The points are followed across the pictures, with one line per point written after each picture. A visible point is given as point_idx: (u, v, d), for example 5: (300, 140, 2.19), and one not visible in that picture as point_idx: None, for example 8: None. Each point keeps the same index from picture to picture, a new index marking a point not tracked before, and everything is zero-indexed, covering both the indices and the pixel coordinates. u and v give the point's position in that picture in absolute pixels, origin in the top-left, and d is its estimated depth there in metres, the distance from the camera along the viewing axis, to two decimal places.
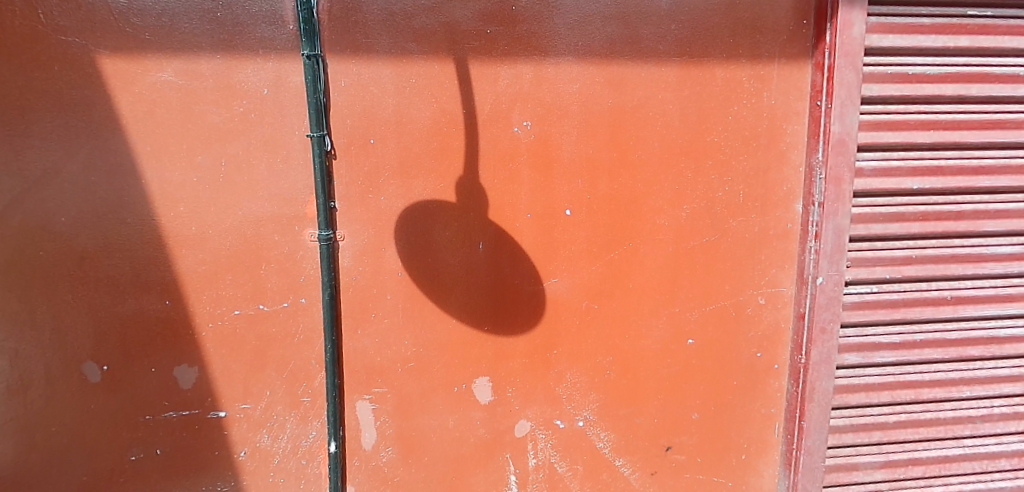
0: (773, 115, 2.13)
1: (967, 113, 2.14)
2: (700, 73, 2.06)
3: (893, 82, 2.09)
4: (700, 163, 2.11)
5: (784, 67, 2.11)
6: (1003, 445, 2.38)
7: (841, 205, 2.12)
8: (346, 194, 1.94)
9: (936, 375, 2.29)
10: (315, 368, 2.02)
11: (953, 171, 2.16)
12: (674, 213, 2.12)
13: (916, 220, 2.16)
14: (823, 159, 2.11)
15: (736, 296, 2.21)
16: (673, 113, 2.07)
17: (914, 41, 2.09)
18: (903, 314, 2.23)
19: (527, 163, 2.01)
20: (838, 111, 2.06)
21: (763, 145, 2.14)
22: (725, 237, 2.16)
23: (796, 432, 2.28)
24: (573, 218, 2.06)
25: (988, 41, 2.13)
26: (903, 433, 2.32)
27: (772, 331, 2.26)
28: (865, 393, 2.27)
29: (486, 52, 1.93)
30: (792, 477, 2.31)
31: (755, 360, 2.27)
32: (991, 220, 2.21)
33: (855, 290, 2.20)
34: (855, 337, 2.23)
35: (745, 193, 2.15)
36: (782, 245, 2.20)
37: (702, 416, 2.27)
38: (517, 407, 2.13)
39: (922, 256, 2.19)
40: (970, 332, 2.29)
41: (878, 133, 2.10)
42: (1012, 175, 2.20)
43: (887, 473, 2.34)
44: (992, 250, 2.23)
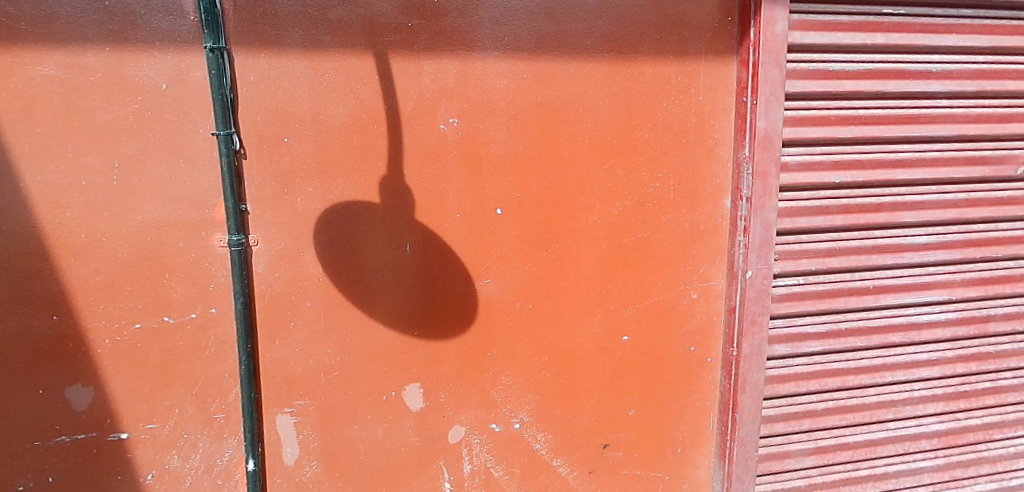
0: (701, 111, 2.14)
1: (884, 108, 2.22)
2: (627, 68, 2.05)
3: (815, 78, 2.14)
4: (632, 159, 2.10)
5: (711, 64, 2.13)
6: (924, 427, 2.51)
7: (768, 199, 2.15)
8: (258, 196, 1.84)
9: (861, 362, 2.38)
10: (229, 383, 1.90)
11: (873, 165, 2.23)
12: (606, 210, 2.10)
13: (839, 212, 2.23)
14: (749, 154, 2.14)
15: (669, 292, 2.22)
16: (603, 109, 2.05)
17: (834, 38, 2.14)
18: (829, 304, 2.30)
19: (456, 161, 1.95)
20: (762, 107, 2.10)
21: (692, 142, 2.15)
22: (658, 233, 2.17)
23: (729, 423, 2.32)
24: (505, 217, 2.01)
25: (902, 39, 2.20)
26: (832, 419, 2.40)
27: (705, 325, 2.28)
28: (794, 382, 2.34)
29: (407, 46, 1.86)
30: (727, 468, 2.35)
31: (689, 355, 2.29)
32: (909, 212, 2.31)
33: (783, 282, 2.25)
34: (784, 328, 2.28)
35: (676, 189, 2.16)
36: (712, 240, 2.23)
37: (638, 413, 2.27)
38: (450, 413, 2.07)
39: (845, 248, 2.26)
40: (892, 320, 2.38)
41: (802, 129, 2.15)
42: (927, 168, 2.29)
43: (817, 459, 2.42)
44: (910, 240, 2.32)
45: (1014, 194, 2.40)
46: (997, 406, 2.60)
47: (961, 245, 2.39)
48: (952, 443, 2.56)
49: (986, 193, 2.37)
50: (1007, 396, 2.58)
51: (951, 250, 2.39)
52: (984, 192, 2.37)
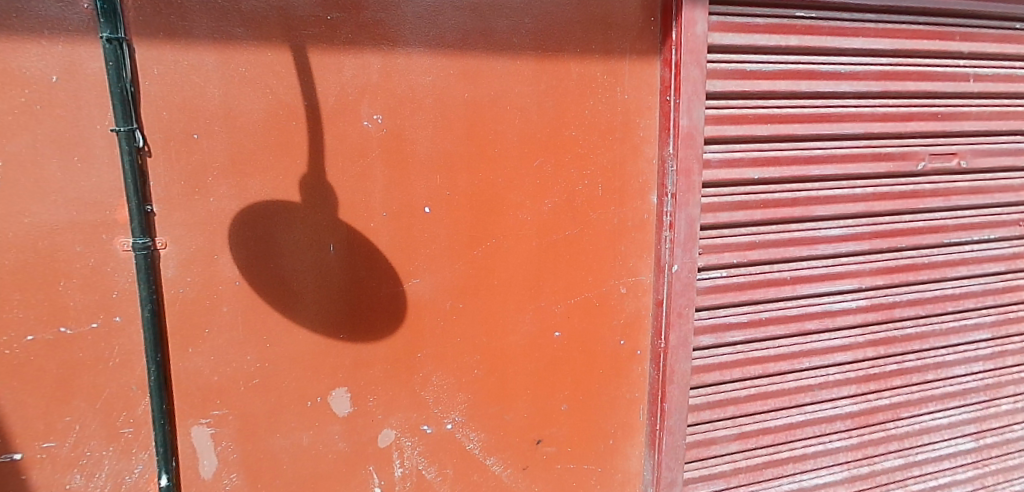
0: (627, 109, 2.18)
1: (798, 107, 2.32)
2: (554, 67, 2.06)
3: (733, 78, 2.22)
4: (560, 156, 2.11)
5: (635, 63, 2.16)
6: (838, 408, 2.66)
7: (692, 196, 2.21)
8: (165, 196, 1.74)
9: (781, 350, 2.50)
10: (137, 395, 1.80)
11: (789, 161, 2.34)
12: (536, 208, 2.11)
13: (758, 207, 2.33)
14: (673, 151, 2.19)
15: (599, 287, 2.25)
16: (531, 107, 2.05)
17: (750, 39, 2.22)
18: (749, 295, 2.40)
19: (382, 159, 1.90)
20: (685, 106, 2.15)
21: (618, 139, 2.19)
22: (587, 229, 2.19)
23: (658, 414, 2.38)
24: (433, 216, 1.98)
25: (813, 41, 2.31)
26: (754, 405, 2.51)
27: (634, 318, 2.33)
28: (719, 371, 2.43)
29: (326, 40, 1.80)
30: (657, 457, 2.41)
31: (618, 348, 2.33)
32: (822, 206, 2.43)
33: (707, 275, 2.33)
34: (709, 319, 2.36)
35: (604, 186, 2.19)
36: (640, 236, 2.27)
37: (571, 407, 2.29)
38: (380, 417, 2.03)
39: (764, 241, 2.36)
40: (808, 308, 2.51)
41: (722, 127, 2.22)
42: (838, 164, 2.42)
43: (741, 443, 2.53)
44: (823, 233, 2.45)
45: (915, 188, 2.57)
46: (903, 387, 2.78)
47: (869, 236, 2.54)
48: (864, 423, 2.73)
49: (890, 187, 2.53)
50: (912, 376, 2.77)
51: (861, 241, 2.53)
52: (889, 187, 2.53)
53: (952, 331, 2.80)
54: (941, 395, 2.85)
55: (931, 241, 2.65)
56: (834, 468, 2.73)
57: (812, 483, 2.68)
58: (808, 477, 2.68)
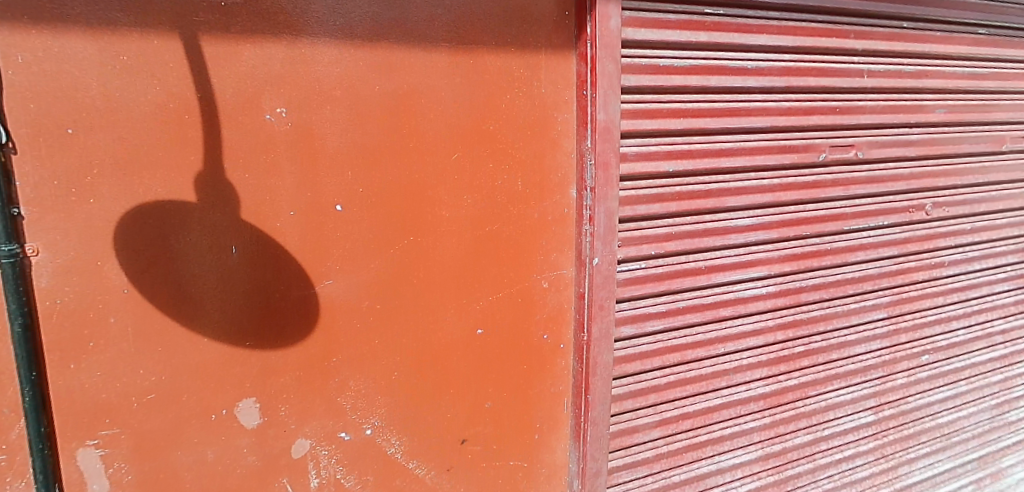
0: (544, 104, 2.17)
1: (709, 102, 2.39)
2: (469, 59, 2.01)
3: (647, 73, 2.26)
4: (479, 151, 2.08)
5: (551, 57, 2.15)
6: (752, 390, 2.79)
7: (610, 189, 2.23)
8: (35, 198, 1.59)
9: (698, 337, 2.58)
10: (10, 418, 1.64)
11: (702, 154, 2.40)
12: (455, 204, 2.06)
13: (673, 199, 2.39)
14: (591, 145, 2.20)
15: (521, 283, 2.24)
16: (447, 101, 2.00)
17: (662, 35, 2.26)
18: (667, 285, 2.47)
19: (288, 155, 1.80)
20: (601, 100, 2.17)
21: (536, 134, 2.17)
22: (508, 225, 2.17)
23: (583, 406, 2.39)
24: (346, 214, 1.90)
25: (722, 37, 2.37)
26: (674, 392, 2.59)
27: (556, 312, 2.34)
28: (640, 361, 2.48)
29: (221, 28, 1.68)
30: (582, 448, 2.43)
31: (542, 343, 2.33)
32: (733, 197, 2.52)
33: (627, 267, 2.37)
34: (629, 310, 2.41)
35: (524, 180, 2.18)
36: (560, 230, 2.28)
37: (495, 404, 2.27)
38: (293, 426, 1.94)
39: (680, 232, 2.43)
40: (722, 296, 2.60)
41: (638, 121, 2.27)
42: (746, 157, 2.51)
43: (662, 430, 2.60)
44: (734, 223, 2.55)
45: (817, 178, 2.71)
46: (811, 367, 2.94)
47: (777, 225, 2.66)
48: (775, 403, 2.87)
49: (795, 178, 2.65)
50: (818, 357, 2.94)
51: (769, 230, 2.65)
52: (794, 178, 2.65)
53: (853, 312, 2.98)
54: (845, 373, 3.03)
55: (833, 228, 2.81)
56: (749, 447, 2.86)
57: (729, 463, 2.81)
58: (725, 457, 2.80)
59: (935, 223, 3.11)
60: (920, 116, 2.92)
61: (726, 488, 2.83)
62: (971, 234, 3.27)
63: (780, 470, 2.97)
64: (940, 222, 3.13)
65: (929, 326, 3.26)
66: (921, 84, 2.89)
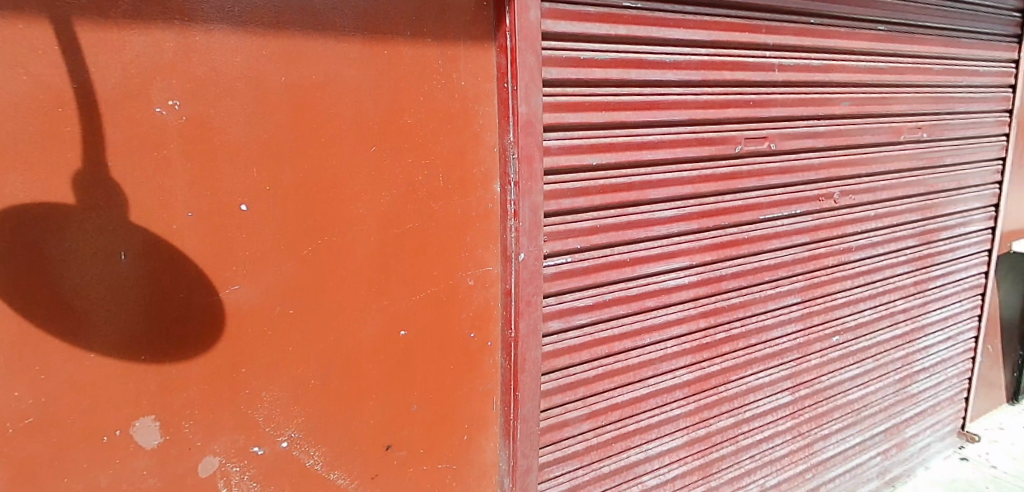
0: (464, 96, 2.11)
1: (630, 95, 2.41)
2: (384, 50, 1.92)
3: (569, 66, 2.25)
4: (397, 146, 1.99)
5: (469, 48, 2.09)
6: (677, 378, 2.85)
7: (534, 183, 2.22)
8: None
9: (624, 328, 2.61)
10: None
11: (623, 147, 2.43)
12: (373, 201, 1.97)
13: (597, 193, 2.41)
14: (514, 139, 2.17)
15: (445, 281, 2.18)
16: (360, 93, 1.90)
17: (582, 28, 2.25)
18: (593, 278, 2.49)
19: (185, 152, 1.66)
20: (523, 93, 2.14)
21: (457, 127, 2.11)
22: (430, 222, 2.11)
23: (511, 403, 2.37)
24: (253, 213, 1.78)
25: (641, 31, 2.39)
26: (602, 384, 2.61)
27: (483, 309, 2.29)
28: (568, 355, 2.48)
29: (101, 11, 1.52)
30: (511, 447, 2.40)
31: (469, 341, 2.28)
32: (655, 190, 2.57)
33: (554, 262, 2.37)
34: (556, 305, 2.41)
35: (445, 176, 2.11)
36: (484, 226, 2.24)
37: (421, 407, 2.20)
38: (199, 444, 1.80)
39: (604, 225, 2.45)
40: (646, 287, 2.64)
41: (560, 114, 2.25)
42: (667, 150, 2.56)
43: (591, 422, 2.62)
44: (657, 215, 2.59)
45: (734, 170, 2.79)
46: (732, 353, 3.03)
47: (697, 216, 2.72)
48: (699, 389, 2.94)
49: (713, 170, 2.72)
50: (738, 342, 3.03)
51: (689, 221, 2.71)
52: (712, 170, 2.72)
53: (769, 298, 3.09)
54: (763, 356, 3.15)
55: (749, 218, 2.90)
56: (675, 434, 2.92)
57: (656, 451, 2.86)
58: (653, 445, 2.85)
59: (842, 211, 3.28)
60: (827, 109, 3.06)
61: (654, 475, 2.88)
62: (875, 220, 3.46)
63: (705, 454, 3.05)
64: (847, 210, 3.31)
65: (839, 308, 3.44)
66: (828, 78, 3.02)
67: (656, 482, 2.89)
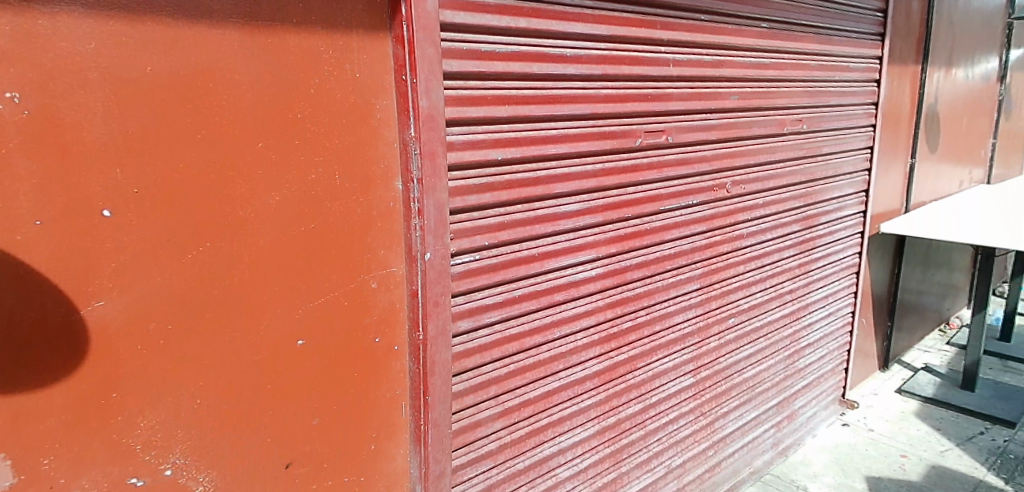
0: (359, 89, 2.00)
1: (532, 89, 2.39)
2: (267, 39, 1.77)
3: (469, 58, 2.19)
4: (285, 143, 1.85)
5: (363, 38, 1.98)
6: (587, 369, 2.88)
7: (439, 180, 2.15)
8: None
9: (534, 324, 2.60)
10: None
11: (528, 141, 2.41)
12: (260, 203, 1.82)
13: (503, 188, 2.38)
14: (415, 134, 2.08)
15: (345, 285, 2.06)
16: (242, 85, 1.75)
17: (482, 19, 2.20)
18: (502, 275, 2.45)
19: (30, 151, 1.44)
20: (423, 86, 2.05)
21: (353, 122, 2.00)
22: (326, 223, 1.98)
23: (421, 408, 2.29)
24: (119, 218, 1.58)
25: (541, 24, 2.36)
26: (514, 381, 2.59)
27: (388, 313, 2.20)
28: (478, 354, 2.43)
29: None
30: (423, 452, 2.32)
31: (373, 347, 2.17)
32: (560, 184, 2.57)
33: (462, 260, 2.31)
34: (466, 304, 2.35)
35: (341, 173, 1.99)
36: (386, 225, 2.14)
37: (323, 420, 2.08)
38: (63, 481, 1.59)
39: (511, 221, 2.42)
40: (555, 281, 2.65)
41: (462, 108, 2.20)
42: (570, 144, 2.57)
43: (504, 420, 2.59)
44: (562, 209, 2.60)
45: (635, 163, 2.84)
46: (638, 341, 3.11)
47: (602, 209, 2.76)
48: (608, 378, 2.99)
49: (616, 163, 2.76)
50: (643, 331, 3.11)
51: (594, 214, 2.73)
52: (615, 163, 2.76)
53: (671, 286, 3.19)
54: (666, 342, 3.25)
55: (651, 209, 2.97)
56: (587, 424, 2.95)
57: (569, 442, 2.88)
58: (565, 437, 2.87)
59: (735, 200, 3.44)
60: (719, 103, 3.18)
61: (567, 467, 2.90)
62: (764, 208, 3.66)
63: (615, 441, 3.11)
64: (739, 199, 3.47)
65: (734, 293, 3.62)
66: (718, 73, 3.15)
67: (569, 474, 2.90)
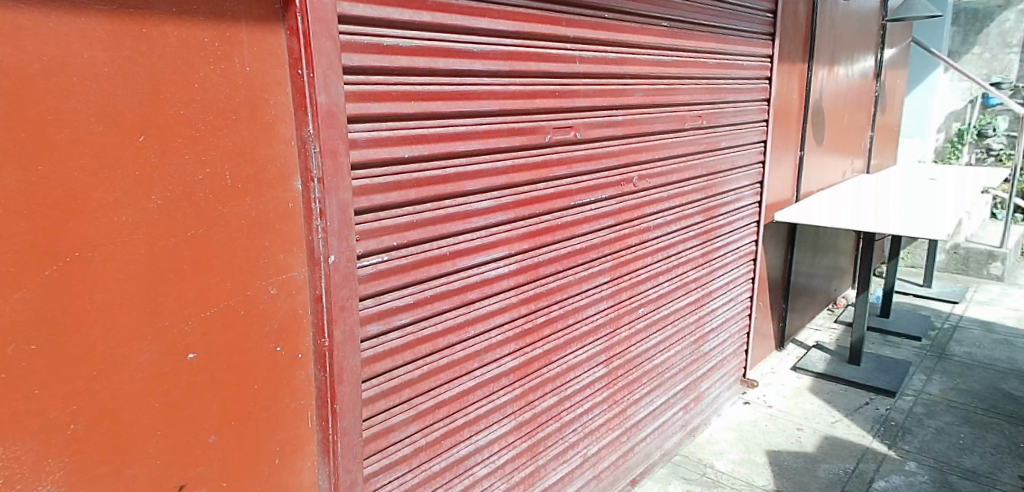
0: (250, 84, 1.87)
1: (439, 85, 2.35)
2: (140, 28, 1.62)
3: (371, 53, 2.11)
4: (167, 142, 1.70)
5: (253, 29, 1.85)
6: (501, 366, 2.88)
7: (341, 179, 2.07)
8: None
9: (447, 323, 2.57)
10: None
11: (435, 138, 2.37)
12: (139, 208, 1.66)
13: (411, 186, 2.32)
14: (315, 131, 1.98)
15: (241, 293, 1.94)
16: (112, 79, 1.58)
17: (384, 13, 2.13)
18: (413, 276, 2.40)
19: None
20: (321, 81, 1.97)
21: (244, 120, 1.87)
22: (217, 228, 1.84)
23: (329, 417, 2.20)
24: None
25: (445, 19, 2.32)
26: (428, 382, 2.55)
27: (290, 320, 2.09)
28: (390, 358, 2.37)
29: None
30: (332, 463, 2.23)
31: (274, 356, 2.06)
32: (470, 181, 2.54)
33: (369, 261, 2.23)
34: (375, 307, 2.28)
35: (232, 174, 1.86)
36: (285, 228, 2.02)
37: (220, 437, 1.95)
38: None
39: (420, 220, 2.37)
40: (467, 279, 2.62)
41: (365, 104, 2.12)
42: (479, 140, 2.54)
43: (419, 424, 2.54)
44: (473, 206, 2.57)
45: (545, 159, 2.86)
46: (552, 335, 3.14)
47: (513, 206, 2.75)
48: (523, 374, 3.01)
49: (525, 160, 2.77)
50: (557, 324, 3.15)
51: (505, 211, 2.72)
52: (524, 159, 2.76)
53: (582, 279, 3.25)
54: (579, 335, 3.31)
55: (561, 205, 3.00)
56: (503, 421, 2.95)
57: (485, 440, 2.87)
58: (482, 436, 2.86)
59: (641, 194, 3.54)
60: (624, 99, 3.26)
61: (484, 465, 2.89)
62: (668, 201, 3.80)
63: (531, 435, 3.14)
64: (645, 193, 3.58)
65: (642, 284, 3.73)
66: (623, 70, 3.22)
67: (486, 471, 2.90)
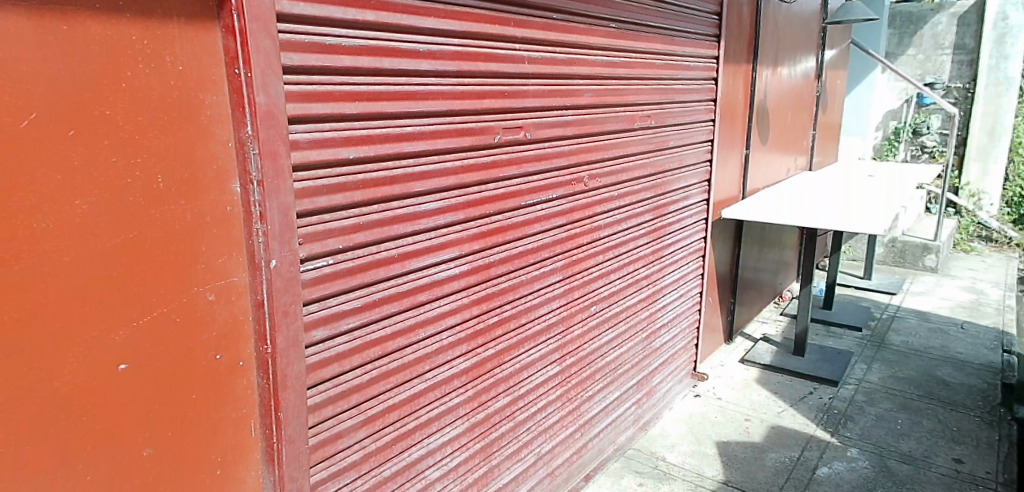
0: (183, 82, 1.80)
1: (384, 85, 2.31)
2: (60, 23, 1.53)
3: (313, 52, 2.07)
4: (92, 143, 1.61)
5: (185, 26, 1.78)
6: (453, 367, 2.87)
7: (282, 181, 2.02)
8: None
9: (396, 327, 2.54)
10: None
11: (381, 139, 2.33)
12: (63, 212, 1.58)
13: (356, 188, 2.28)
14: (253, 132, 1.93)
15: (177, 300, 1.86)
16: (30, 76, 1.49)
17: (325, 11, 2.08)
18: (360, 279, 2.36)
19: None
20: (259, 80, 1.91)
21: (177, 120, 1.79)
22: (149, 232, 1.76)
23: (273, 425, 2.15)
24: None
25: (390, 18, 2.29)
26: (378, 386, 2.51)
27: (230, 327, 2.02)
28: (337, 363, 2.33)
29: None
30: (277, 471, 2.18)
31: (214, 364, 1.99)
32: (418, 182, 2.51)
33: (313, 265, 2.18)
34: (321, 311, 2.24)
35: (165, 176, 1.78)
36: (224, 232, 1.96)
37: (157, 449, 1.87)
38: None
39: (367, 223, 2.33)
40: (416, 282, 2.60)
41: (307, 105, 2.07)
42: (426, 141, 2.52)
43: (368, 429, 2.51)
44: (421, 208, 2.55)
45: (494, 159, 2.86)
46: (504, 335, 3.14)
47: (462, 207, 2.74)
48: (475, 375, 3.00)
49: (474, 160, 2.75)
50: (509, 324, 3.15)
51: (454, 212, 2.71)
52: (473, 159, 2.75)
53: (533, 279, 3.26)
54: (531, 334, 3.33)
55: (511, 205, 3.00)
56: (455, 423, 2.94)
57: (437, 443, 2.85)
58: (434, 438, 2.84)
59: (591, 193, 3.58)
60: (573, 99, 3.28)
61: (437, 467, 2.87)
62: (618, 200, 3.84)
63: (485, 436, 3.13)
64: (596, 192, 3.62)
65: (593, 282, 3.77)
66: (572, 70, 3.24)
67: (439, 474, 2.88)
